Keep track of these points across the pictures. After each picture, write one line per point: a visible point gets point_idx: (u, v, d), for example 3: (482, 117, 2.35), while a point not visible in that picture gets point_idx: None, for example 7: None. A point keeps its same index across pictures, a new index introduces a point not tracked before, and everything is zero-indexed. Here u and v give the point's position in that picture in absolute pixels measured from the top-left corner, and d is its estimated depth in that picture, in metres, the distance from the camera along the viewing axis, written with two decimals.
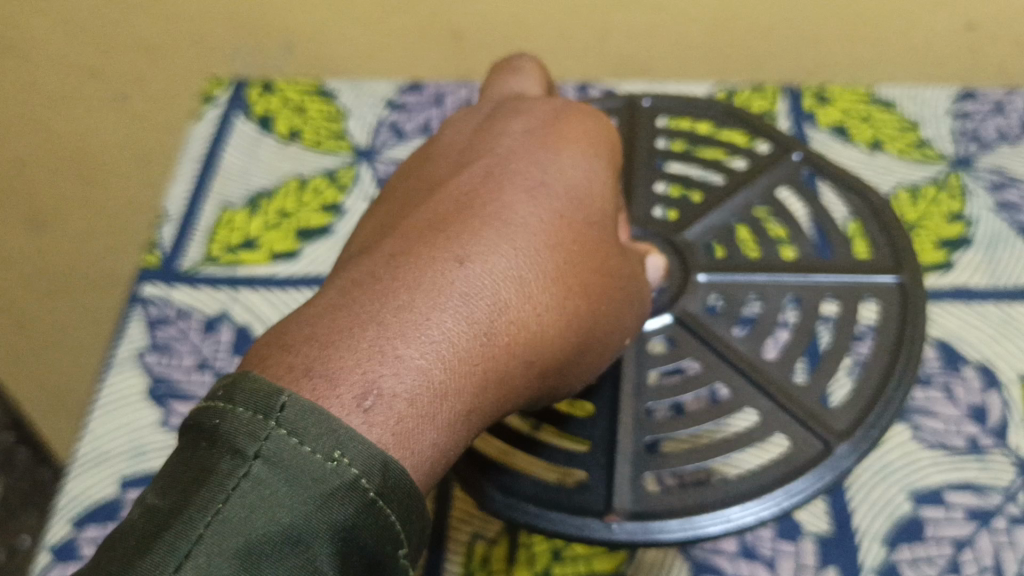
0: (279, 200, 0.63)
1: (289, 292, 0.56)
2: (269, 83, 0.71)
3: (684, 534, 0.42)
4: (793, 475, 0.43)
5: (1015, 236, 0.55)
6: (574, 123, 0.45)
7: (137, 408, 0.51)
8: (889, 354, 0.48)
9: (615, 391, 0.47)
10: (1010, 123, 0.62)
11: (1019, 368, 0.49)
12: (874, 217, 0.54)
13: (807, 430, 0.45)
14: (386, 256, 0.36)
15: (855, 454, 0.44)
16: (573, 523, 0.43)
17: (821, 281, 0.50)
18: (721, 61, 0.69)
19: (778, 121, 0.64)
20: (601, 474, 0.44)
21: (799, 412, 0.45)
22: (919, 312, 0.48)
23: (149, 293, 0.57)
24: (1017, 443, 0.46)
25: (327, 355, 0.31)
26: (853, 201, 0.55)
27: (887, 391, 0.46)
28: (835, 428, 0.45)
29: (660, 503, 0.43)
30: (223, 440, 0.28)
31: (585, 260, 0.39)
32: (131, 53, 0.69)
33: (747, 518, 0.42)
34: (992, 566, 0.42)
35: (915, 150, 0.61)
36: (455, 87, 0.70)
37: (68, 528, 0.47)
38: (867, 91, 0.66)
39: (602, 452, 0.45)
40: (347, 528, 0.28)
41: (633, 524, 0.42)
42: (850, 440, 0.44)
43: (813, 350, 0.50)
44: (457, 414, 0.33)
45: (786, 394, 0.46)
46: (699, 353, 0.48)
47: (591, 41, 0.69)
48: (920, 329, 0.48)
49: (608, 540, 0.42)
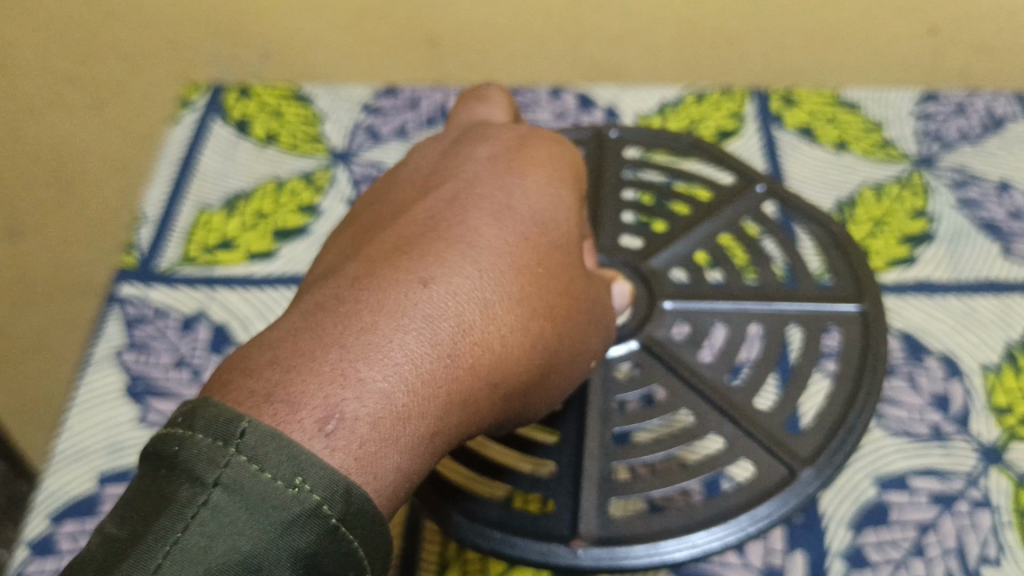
0: (255, 203, 0.64)
1: (267, 291, 0.57)
2: (248, 89, 0.74)
3: (650, 560, 0.43)
4: (758, 501, 0.44)
5: (976, 231, 0.57)
6: (539, 147, 0.47)
7: (115, 406, 0.52)
8: (853, 378, 0.49)
9: (582, 417, 0.48)
10: (971, 124, 0.64)
11: (979, 357, 0.51)
12: (837, 250, 0.55)
13: (772, 456, 0.46)
14: (350, 279, 0.36)
15: (819, 480, 0.45)
16: (539, 549, 0.43)
17: (785, 309, 0.51)
18: (693, 65, 0.71)
19: (747, 124, 0.65)
20: (566, 501, 0.45)
21: (764, 438, 0.46)
22: (882, 341, 0.50)
23: (126, 293, 0.58)
24: (978, 431, 0.48)
25: (290, 379, 0.31)
26: (813, 231, 0.56)
27: (851, 416, 0.47)
28: (799, 454, 0.46)
29: (623, 530, 0.44)
30: (182, 468, 0.28)
31: (549, 282, 0.40)
32: (110, 61, 0.69)
33: (713, 543, 0.43)
34: (954, 548, 0.44)
35: (878, 150, 0.63)
36: (430, 92, 0.72)
37: (45, 522, 0.47)
38: (832, 94, 0.68)
39: (569, 478, 0.46)
40: (307, 556, 0.28)
41: (600, 550, 0.43)
42: (814, 466, 0.45)
43: (785, 365, 0.51)
44: (421, 436, 0.34)
45: (751, 420, 0.47)
46: (666, 380, 0.48)
47: (564, 47, 0.70)
48: (882, 354, 0.49)
49: (574, 566, 0.43)
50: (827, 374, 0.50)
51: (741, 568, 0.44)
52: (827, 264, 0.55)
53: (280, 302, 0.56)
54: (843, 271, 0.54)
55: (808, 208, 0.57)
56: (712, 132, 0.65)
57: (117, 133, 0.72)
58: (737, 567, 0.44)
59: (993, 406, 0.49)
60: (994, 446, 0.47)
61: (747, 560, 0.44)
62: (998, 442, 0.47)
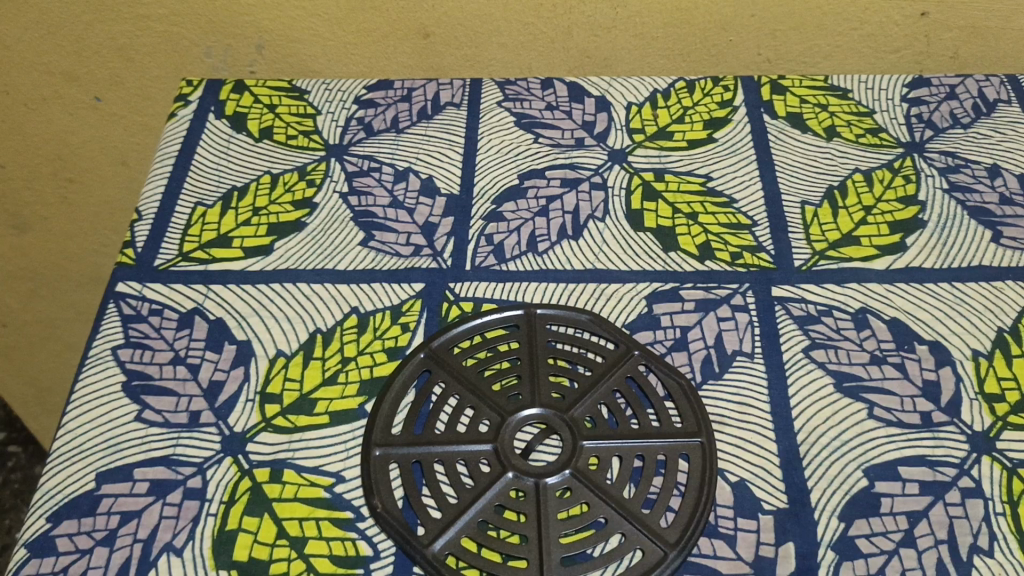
0: (249, 198, 0.61)
1: (265, 287, 0.55)
2: (239, 82, 0.69)
3: (610, 524, 0.45)
4: (704, 471, 0.46)
5: (968, 216, 0.57)
6: None
7: (111, 400, 0.50)
8: (776, 338, 0.52)
9: (553, 392, 0.49)
10: (963, 107, 0.64)
11: (970, 345, 0.51)
12: (773, 222, 0.57)
13: (699, 412, 0.48)
14: None
15: (721, 426, 0.48)
16: (512, 509, 0.45)
17: (723, 277, 0.55)
18: (686, 51, 0.71)
19: (736, 111, 0.65)
20: (540, 465, 0.46)
21: (695, 400, 0.49)
22: (794, 304, 0.53)
23: (122, 289, 0.55)
24: (970, 419, 0.48)
25: None
26: (763, 205, 0.58)
27: (753, 365, 0.51)
28: (715, 411, 0.49)
29: (590, 486, 0.46)
30: None
31: None
32: (109, 48, 0.75)
33: (660, 509, 0.45)
34: (946, 539, 0.44)
35: (869, 135, 0.63)
36: (425, 82, 0.68)
37: (42, 522, 0.46)
38: (821, 79, 0.67)
39: (542, 450, 0.47)
40: None
41: (570, 519, 0.45)
42: (729, 424, 0.48)
43: (771, 338, 0.52)
44: None
45: (690, 387, 0.49)
46: (623, 356, 0.51)
47: (556, 36, 0.70)
48: (788, 320, 0.52)
49: (544, 528, 0.45)
50: (822, 366, 0.50)
51: (733, 562, 0.44)
52: (816, 257, 0.55)
53: (277, 297, 0.55)
54: (831, 271, 0.55)
55: (759, 185, 0.60)
56: (703, 121, 0.64)
57: (135, 118, 0.81)
58: (728, 559, 0.44)
59: (984, 393, 0.49)
60: (985, 435, 0.47)
61: (738, 552, 0.44)
62: (990, 430, 0.48)
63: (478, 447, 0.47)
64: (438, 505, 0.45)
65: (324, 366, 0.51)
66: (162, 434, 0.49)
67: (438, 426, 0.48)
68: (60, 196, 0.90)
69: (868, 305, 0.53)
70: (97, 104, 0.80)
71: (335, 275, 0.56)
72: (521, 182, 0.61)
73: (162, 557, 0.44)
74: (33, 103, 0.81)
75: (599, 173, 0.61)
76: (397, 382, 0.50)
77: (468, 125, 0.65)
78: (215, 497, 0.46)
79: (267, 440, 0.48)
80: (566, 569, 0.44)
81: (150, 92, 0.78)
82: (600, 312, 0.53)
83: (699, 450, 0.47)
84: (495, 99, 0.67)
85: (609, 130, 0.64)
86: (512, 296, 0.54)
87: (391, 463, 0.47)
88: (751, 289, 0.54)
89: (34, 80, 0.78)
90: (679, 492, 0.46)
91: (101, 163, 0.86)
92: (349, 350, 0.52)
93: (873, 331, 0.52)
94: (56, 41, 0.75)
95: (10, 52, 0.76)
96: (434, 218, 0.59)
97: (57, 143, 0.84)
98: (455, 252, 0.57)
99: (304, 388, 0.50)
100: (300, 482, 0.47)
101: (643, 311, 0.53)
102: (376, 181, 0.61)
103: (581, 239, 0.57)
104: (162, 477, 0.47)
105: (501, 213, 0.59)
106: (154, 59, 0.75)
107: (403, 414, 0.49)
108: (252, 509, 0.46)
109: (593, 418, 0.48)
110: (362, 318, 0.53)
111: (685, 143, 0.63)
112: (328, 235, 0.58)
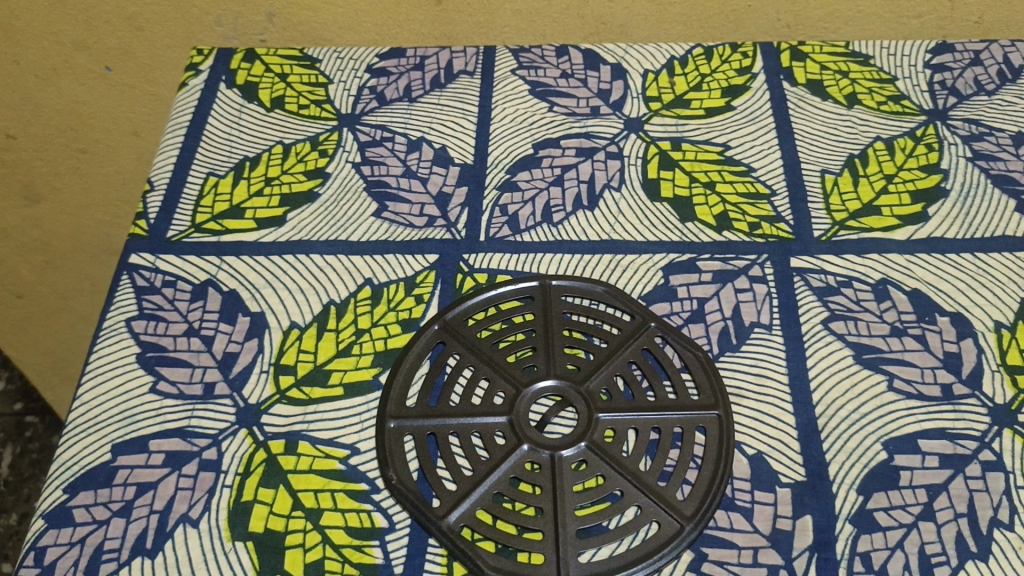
0: (261, 167, 0.60)
1: (278, 259, 0.55)
2: (249, 51, 0.69)
3: (626, 497, 0.44)
4: (721, 444, 0.46)
5: (992, 185, 0.56)
6: None
7: (126, 372, 0.50)
8: (795, 310, 0.51)
9: (569, 364, 0.49)
10: (987, 73, 0.63)
11: (993, 317, 0.50)
12: (792, 192, 0.56)
13: (716, 385, 0.48)
14: None
15: (737, 400, 0.48)
16: (527, 480, 0.45)
17: (741, 248, 0.54)
18: (703, 16, 0.70)
19: (755, 78, 0.64)
20: (555, 437, 0.46)
21: (712, 372, 0.48)
22: (813, 275, 0.52)
23: (135, 261, 0.55)
24: (991, 392, 0.47)
25: None
26: (781, 175, 0.57)
27: (771, 337, 0.50)
28: (732, 384, 0.48)
29: (606, 459, 0.45)
30: None
31: None
32: (120, 14, 0.74)
33: (677, 482, 0.45)
34: (965, 512, 0.44)
35: (891, 103, 0.62)
36: (438, 50, 0.67)
37: (59, 493, 0.46)
38: (842, 45, 0.66)
39: (557, 423, 0.47)
40: None
41: (587, 492, 0.45)
42: (744, 397, 0.48)
43: (789, 310, 0.51)
44: None
45: (706, 360, 0.49)
46: (639, 328, 0.50)
47: (571, 2, 0.69)
48: (807, 293, 0.52)
49: (560, 501, 0.44)
50: (842, 338, 0.50)
51: (750, 535, 0.43)
52: (836, 228, 0.54)
53: (290, 268, 0.54)
54: (851, 241, 0.54)
55: (777, 155, 0.59)
56: (721, 88, 0.63)
57: (147, 88, 0.80)
58: (745, 532, 0.44)
59: (1006, 365, 0.48)
60: (1007, 407, 0.47)
61: (755, 526, 0.44)
62: (1011, 403, 0.47)
63: (493, 420, 0.47)
64: (453, 478, 0.45)
65: (338, 338, 0.51)
66: (177, 405, 0.49)
67: (453, 399, 0.48)
68: (72, 166, 0.89)
69: (889, 276, 0.52)
70: (107, 74, 0.79)
71: (349, 246, 0.55)
72: (535, 151, 0.60)
73: (178, 529, 0.44)
74: (43, 73, 0.80)
75: (614, 142, 0.60)
76: (411, 353, 0.50)
77: (481, 94, 0.64)
78: (230, 469, 0.46)
79: (281, 412, 0.48)
80: (582, 542, 0.43)
81: (160, 61, 0.78)
82: (616, 283, 0.53)
83: (716, 423, 0.47)
84: (509, 67, 0.66)
85: (625, 98, 0.63)
86: (527, 267, 0.53)
87: (406, 435, 0.47)
88: (770, 260, 0.53)
89: (44, 50, 0.78)
90: (696, 465, 0.46)
91: (112, 133, 0.85)
92: (363, 321, 0.52)
93: (893, 302, 0.51)
94: (65, 9, 0.74)
95: (19, 21, 0.76)
96: (448, 188, 0.58)
97: (68, 112, 0.84)
98: (469, 223, 0.56)
99: (318, 359, 0.50)
100: (315, 454, 0.47)
101: (659, 282, 0.52)
102: (389, 150, 0.61)
103: (596, 209, 0.56)
104: (177, 449, 0.47)
105: (515, 183, 0.58)
106: (164, 28, 0.74)
107: (418, 385, 0.49)
108: (268, 481, 0.46)
109: (609, 390, 0.48)
110: (375, 290, 0.53)
111: (702, 111, 0.62)
112: (341, 205, 0.57)
